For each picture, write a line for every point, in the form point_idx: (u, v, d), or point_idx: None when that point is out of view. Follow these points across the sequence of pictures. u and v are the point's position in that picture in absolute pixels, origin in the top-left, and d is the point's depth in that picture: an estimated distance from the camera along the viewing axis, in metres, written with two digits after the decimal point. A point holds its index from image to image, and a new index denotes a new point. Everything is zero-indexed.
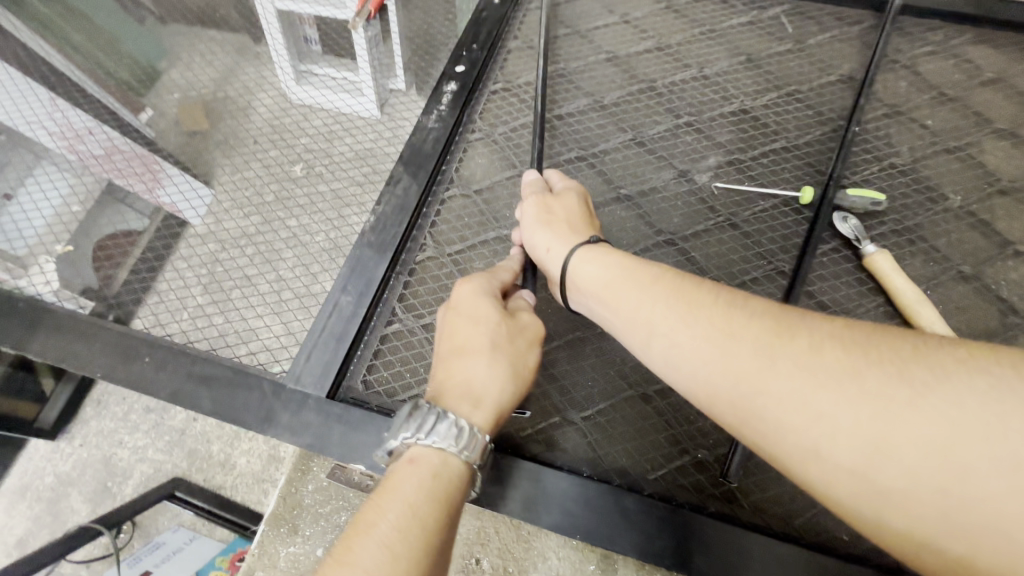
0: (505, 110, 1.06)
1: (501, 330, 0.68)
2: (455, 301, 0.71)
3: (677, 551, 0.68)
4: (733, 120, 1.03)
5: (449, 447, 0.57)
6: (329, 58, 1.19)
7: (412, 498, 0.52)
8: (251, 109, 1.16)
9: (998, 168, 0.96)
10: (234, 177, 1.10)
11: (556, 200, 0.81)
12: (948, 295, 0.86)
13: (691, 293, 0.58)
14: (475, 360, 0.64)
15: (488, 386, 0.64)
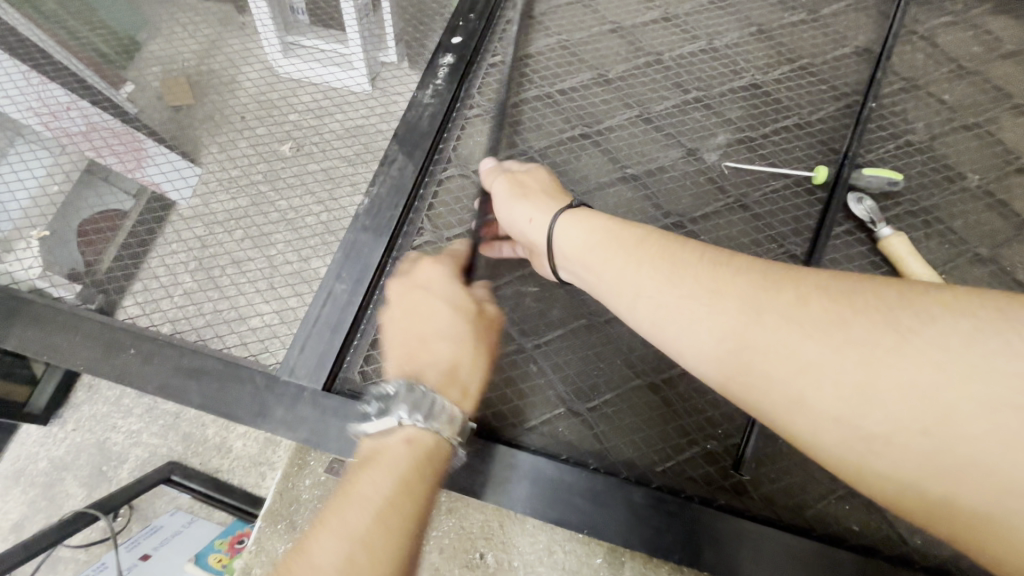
0: (505, 84, 1.00)
1: (477, 317, 0.72)
2: (426, 289, 0.73)
3: (687, 545, 0.66)
4: (744, 95, 0.98)
5: (441, 431, 0.59)
6: (317, 28, 1.12)
7: (404, 475, 0.55)
8: (240, 80, 1.11)
9: (1017, 146, 0.92)
10: (221, 157, 1.05)
11: (524, 174, 0.78)
12: (964, 279, 0.83)
13: (678, 253, 0.58)
14: (456, 346, 0.68)
15: (470, 369, 0.68)
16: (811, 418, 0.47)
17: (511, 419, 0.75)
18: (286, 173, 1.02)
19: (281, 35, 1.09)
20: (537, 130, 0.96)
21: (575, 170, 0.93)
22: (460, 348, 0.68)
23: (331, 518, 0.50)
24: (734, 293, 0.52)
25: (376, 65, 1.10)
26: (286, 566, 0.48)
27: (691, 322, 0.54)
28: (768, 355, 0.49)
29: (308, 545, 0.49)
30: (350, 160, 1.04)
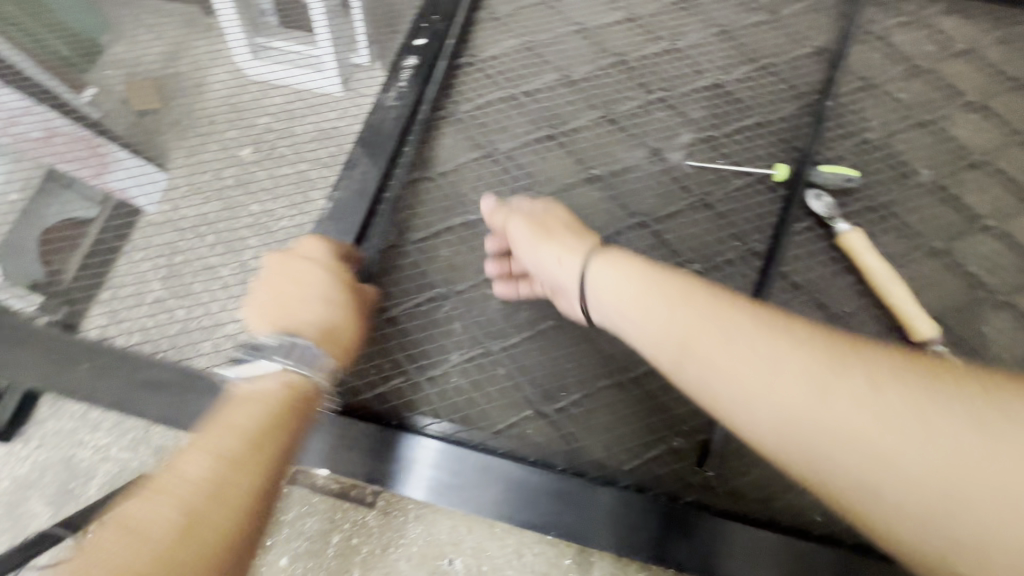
0: (470, 87, 1.00)
1: (353, 284, 0.71)
2: (296, 254, 0.70)
3: (653, 542, 0.67)
4: (707, 94, 0.99)
5: (320, 375, 0.61)
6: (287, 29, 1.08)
7: (277, 409, 0.57)
8: (207, 86, 1.08)
9: (968, 141, 0.94)
10: (190, 159, 1.02)
11: (544, 212, 0.74)
12: (919, 272, 0.85)
13: (728, 310, 0.54)
14: (328, 308, 0.66)
15: (343, 330, 0.66)
16: (871, 498, 0.45)
17: (477, 423, 0.74)
18: (252, 178, 1.01)
19: (251, 37, 1.07)
20: (503, 131, 0.96)
21: (542, 172, 0.93)
22: (332, 309, 0.66)
23: (199, 441, 0.52)
24: (796, 366, 0.49)
25: (348, 67, 1.08)
26: (156, 483, 0.50)
27: (747, 393, 0.50)
28: (829, 429, 0.47)
29: (175, 466, 0.51)
30: (319, 163, 1.02)
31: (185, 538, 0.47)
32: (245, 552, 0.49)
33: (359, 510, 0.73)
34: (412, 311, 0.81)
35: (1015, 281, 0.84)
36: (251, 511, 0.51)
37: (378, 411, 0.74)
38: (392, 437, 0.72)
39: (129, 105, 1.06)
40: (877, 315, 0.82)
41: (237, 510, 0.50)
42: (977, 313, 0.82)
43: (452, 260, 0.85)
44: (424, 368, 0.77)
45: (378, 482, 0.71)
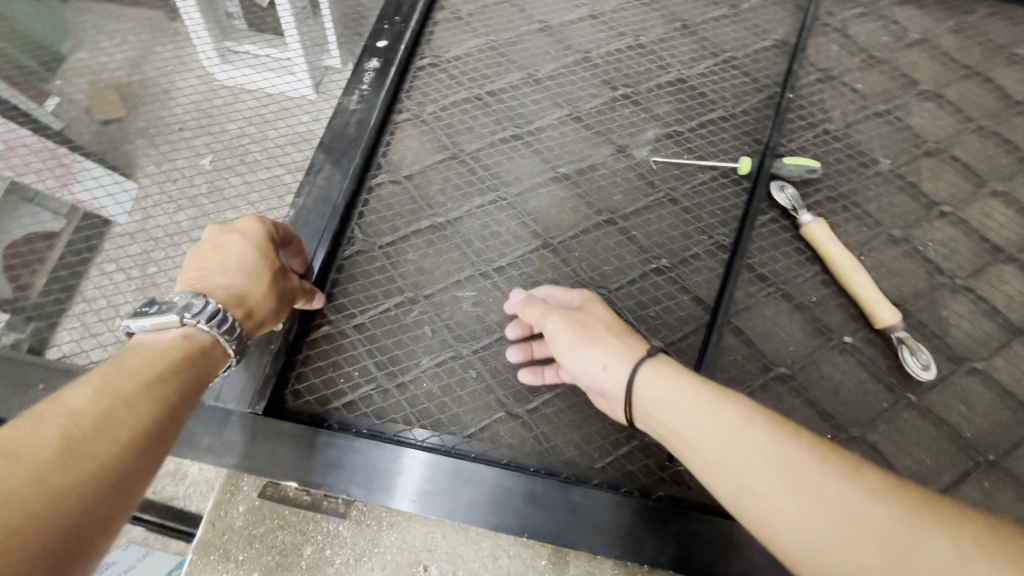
0: (434, 87, 0.99)
1: (278, 261, 0.68)
2: (228, 223, 0.68)
3: (626, 539, 0.67)
4: (670, 90, 1.00)
5: (222, 335, 0.58)
6: (257, 33, 1.07)
7: (175, 358, 0.54)
8: (175, 94, 1.05)
9: (925, 130, 0.96)
10: (162, 166, 1.00)
11: (582, 308, 0.63)
12: (880, 260, 0.87)
13: (780, 429, 0.48)
14: (242, 278, 0.64)
15: (253, 303, 0.64)
16: None
17: (449, 427, 0.74)
18: (217, 187, 0.99)
19: (218, 42, 1.06)
20: (468, 132, 0.95)
21: (508, 172, 0.92)
22: (248, 281, 0.64)
23: (93, 376, 0.49)
24: (869, 526, 0.43)
25: (320, 71, 1.06)
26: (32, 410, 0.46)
27: (816, 547, 0.44)
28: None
29: (59, 397, 0.47)
30: (285, 168, 1.00)
31: (62, 462, 0.43)
32: (126, 489, 0.46)
33: (332, 521, 0.72)
34: (380, 317, 0.80)
35: (971, 266, 0.86)
36: (138, 449, 0.47)
37: (349, 420, 0.74)
38: (362, 445, 0.71)
39: (83, 114, 1.03)
40: (842, 303, 0.83)
41: (121, 444, 0.46)
42: (937, 298, 0.84)
43: (420, 264, 0.85)
44: (394, 374, 0.77)
45: (348, 492, 0.69)
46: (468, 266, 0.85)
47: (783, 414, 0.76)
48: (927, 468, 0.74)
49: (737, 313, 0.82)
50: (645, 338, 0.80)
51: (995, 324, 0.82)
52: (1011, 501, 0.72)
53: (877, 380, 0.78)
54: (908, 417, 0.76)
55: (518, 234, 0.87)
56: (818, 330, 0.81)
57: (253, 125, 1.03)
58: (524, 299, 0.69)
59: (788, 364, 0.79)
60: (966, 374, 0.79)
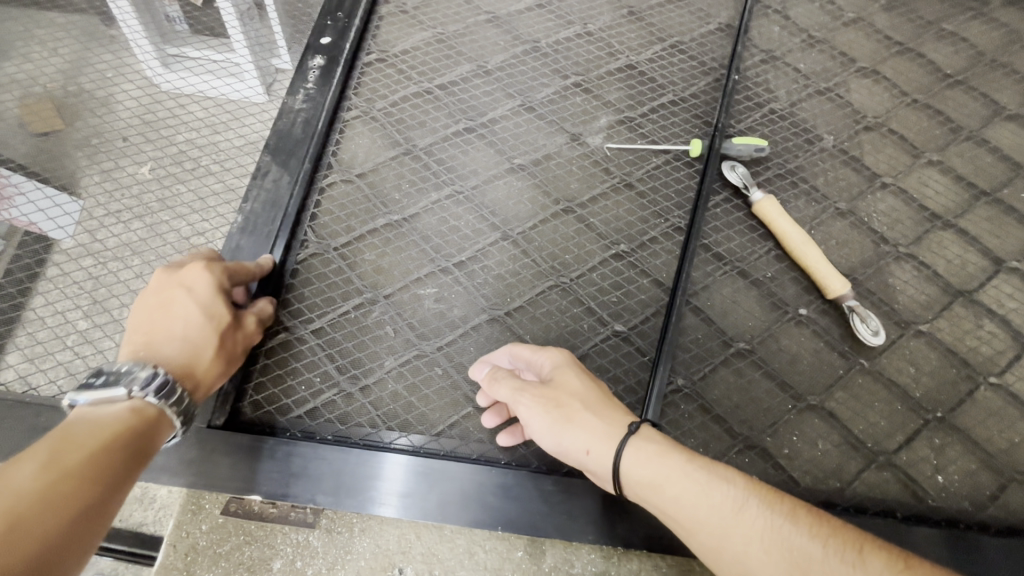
0: (383, 83, 0.97)
1: (229, 320, 0.67)
2: (175, 278, 0.66)
3: (599, 524, 0.67)
4: (621, 76, 1.00)
5: (168, 407, 0.58)
6: (198, 35, 1.05)
7: (120, 431, 0.53)
8: (113, 106, 1.00)
9: (864, 105, 1.00)
10: (104, 182, 0.95)
11: (554, 382, 0.61)
12: (829, 232, 0.90)
13: (772, 509, 0.53)
14: (191, 342, 0.63)
15: (203, 368, 0.63)
16: None
17: (416, 427, 0.73)
18: (159, 196, 0.94)
19: (159, 47, 1.03)
20: (419, 126, 0.94)
21: (463, 165, 0.91)
22: (196, 345, 0.63)
23: (33, 453, 0.48)
24: None
25: (269, 71, 1.03)
26: None
27: None
28: None
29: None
30: (234, 175, 0.97)
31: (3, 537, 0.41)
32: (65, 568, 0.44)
33: (301, 531, 0.70)
34: (338, 320, 0.79)
35: (913, 234, 0.90)
36: (81, 526, 0.46)
37: (312, 428, 0.72)
38: (327, 452, 0.69)
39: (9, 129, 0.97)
40: (795, 276, 0.85)
41: (63, 520, 0.45)
42: (883, 266, 0.87)
43: (378, 263, 0.83)
44: (356, 378, 0.75)
45: (315, 501, 0.68)
46: (428, 263, 0.83)
47: (744, 388, 0.78)
48: (881, 429, 0.77)
49: (696, 292, 0.84)
50: (608, 323, 0.81)
51: (938, 287, 0.86)
52: (958, 455, 0.76)
53: (831, 349, 0.81)
54: (862, 382, 0.79)
55: (476, 228, 0.86)
56: (774, 305, 0.83)
57: (195, 130, 0.99)
58: (490, 372, 0.64)
59: (747, 338, 0.81)
60: (913, 337, 0.82)
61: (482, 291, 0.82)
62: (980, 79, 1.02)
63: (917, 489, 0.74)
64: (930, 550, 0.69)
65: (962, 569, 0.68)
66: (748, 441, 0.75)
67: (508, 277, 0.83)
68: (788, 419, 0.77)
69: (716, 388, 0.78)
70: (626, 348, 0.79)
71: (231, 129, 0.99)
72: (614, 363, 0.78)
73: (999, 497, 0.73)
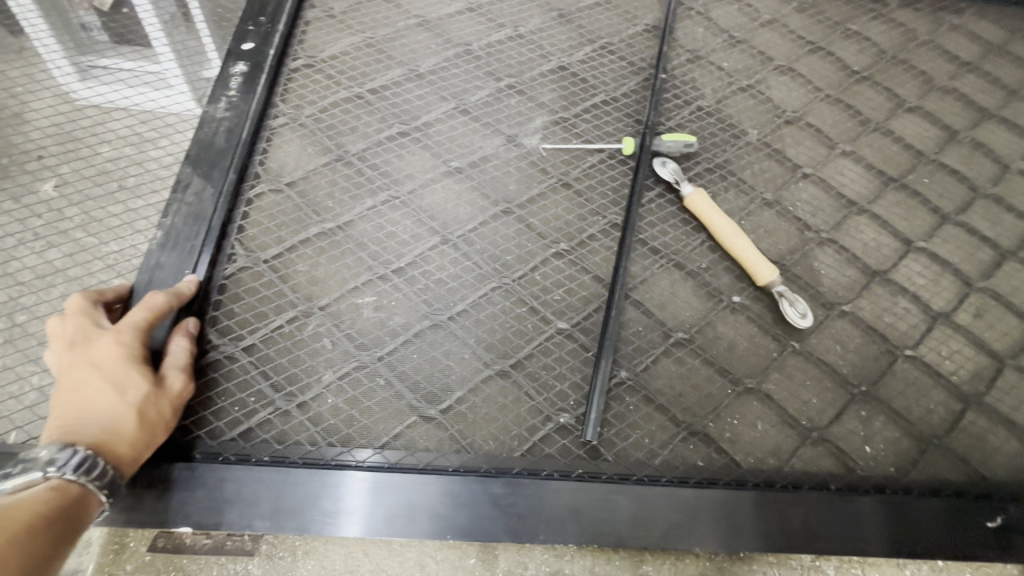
0: (311, 88, 0.94)
1: (148, 388, 0.63)
2: (85, 354, 0.62)
3: (549, 522, 0.67)
4: (553, 77, 1.01)
5: (90, 482, 0.56)
6: (122, 45, 0.98)
7: (48, 512, 0.51)
8: (24, 118, 0.93)
9: (784, 101, 1.05)
10: (18, 200, 0.88)
11: None
12: (757, 222, 0.94)
13: None
14: (106, 420, 0.59)
15: (125, 444, 0.60)
16: None
17: (360, 442, 0.71)
18: (82, 216, 0.88)
19: (74, 58, 0.96)
20: (351, 132, 0.91)
21: (399, 170, 0.90)
22: (113, 421, 0.60)
23: None
24: None
25: (200, 83, 0.97)
26: None
27: None
28: None
29: None
30: (156, 190, 0.90)
31: None
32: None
33: (239, 560, 0.67)
34: (271, 335, 0.75)
35: (833, 220, 0.95)
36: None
37: (247, 450, 0.69)
38: (263, 474, 0.66)
39: None
40: (728, 266, 0.88)
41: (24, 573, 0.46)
42: (807, 252, 0.92)
43: (312, 274, 0.80)
44: (293, 395, 0.72)
45: (252, 526, 0.64)
46: (366, 270, 0.81)
47: (686, 376, 0.80)
48: (812, 407, 0.81)
49: (635, 287, 0.85)
50: (551, 322, 0.81)
51: (857, 269, 0.92)
52: (883, 425, 0.80)
53: (764, 333, 0.84)
54: (795, 363, 0.83)
55: (415, 232, 0.85)
56: (709, 294, 0.86)
57: (111, 146, 0.92)
58: None
59: (685, 329, 0.83)
60: (837, 317, 0.87)
61: (423, 297, 0.80)
62: (883, 75, 1.10)
63: (848, 460, 0.78)
64: (862, 518, 0.73)
65: (891, 532, 0.73)
66: (691, 428, 0.77)
67: (450, 281, 0.82)
68: (728, 404, 0.79)
69: (659, 378, 0.79)
70: (571, 345, 0.79)
71: (154, 142, 0.93)
72: (558, 361, 0.78)
73: (919, 461, 0.79)
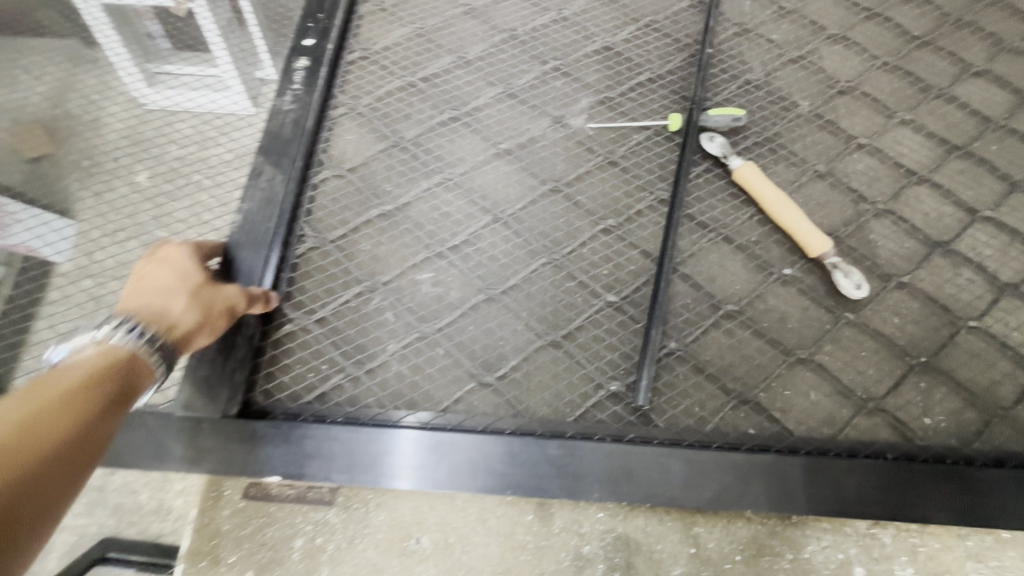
0: (368, 79, 1.00)
1: (205, 284, 0.70)
2: (156, 252, 0.71)
3: (603, 481, 0.71)
4: (598, 58, 1.03)
5: (141, 346, 0.61)
6: (184, 52, 1.06)
7: (100, 374, 0.56)
8: (103, 122, 1.02)
9: (837, 71, 1.03)
10: (109, 197, 0.98)
11: None
12: (808, 195, 0.93)
13: None
14: (163, 297, 0.66)
15: (177, 321, 0.66)
16: None
17: (424, 405, 0.77)
18: (153, 213, 0.97)
19: (141, 63, 1.04)
20: (405, 119, 0.96)
21: (451, 153, 0.94)
22: (170, 297, 0.66)
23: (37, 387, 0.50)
24: None
25: (254, 84, 1.04)
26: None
27: None
28: None
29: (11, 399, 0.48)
30: (219, 187, 0.99)
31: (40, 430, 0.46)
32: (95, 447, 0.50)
33: (320, 510, 0.73)
34: (340, 309, 0.82)
35: (891, 190, 0.93)
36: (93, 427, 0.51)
37: (323, 411, 0.75)
38: (339, 432, 0.72)
39: (31, 155, 1.01)
40: (779, 238, 0.88)
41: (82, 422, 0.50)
42: (863, 223, 0.90)
43: (374, 252, 0.86)
44: (362, 362, 0.78)
45: (331, 479, 0.71)
46: (423, 249, 0.86)
47: (736, 347, 0.81)
48: (869, 377, 0.80)
49: (684, 260, 0.86)
50: (601, 295, 0.83)
51: (917, 239, 0.89)
52: (944, 396, 0.79)
53: (818, 304, 0.84)
54: (849, 334, 0.82)
55: (467, 212, 0.89)
56: (759, 267, 0.86)
57: (178, 146, 1.00)
58: None
59: (735, 301, 0.84)
60: (895, 288, 0.86)
61: (477, 273, 0.85)
62: (947, 39, 1.05)
63: (906, 430, 0.77)
64: (923, 487, 0.72)
65: (954, 503, 0.72)
66: (742, 397, 0.78)
67: (502, 258, 0.86)
68: (780, 373, 0.80)
69: (709, 348, 0.81)
70: (620, 317, 0.82)
71: (217, 142, 1.01)
72: (608, 332, 0.81)
73: (983, 432, 0.77)
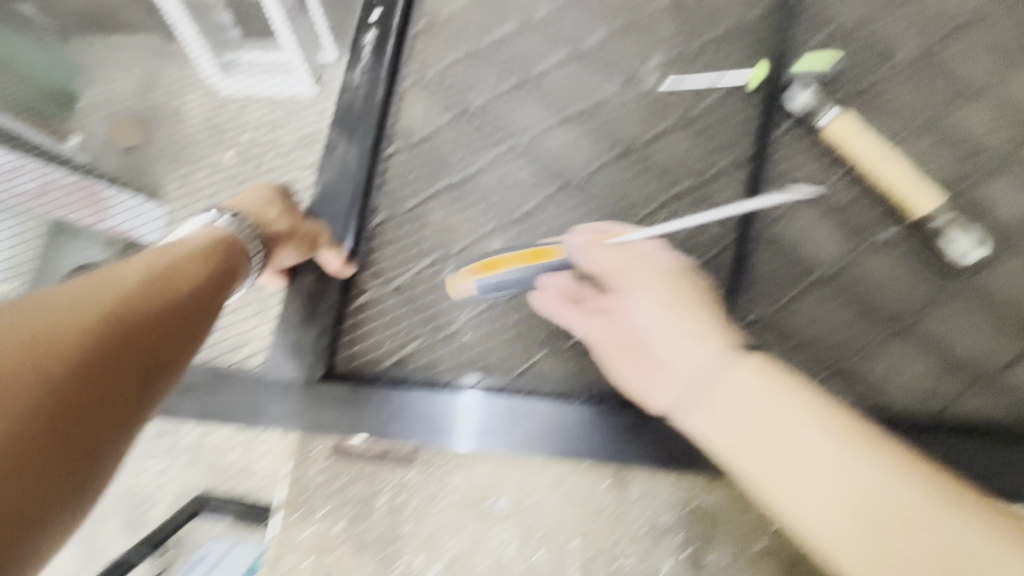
0: (433, 49, 0.98)
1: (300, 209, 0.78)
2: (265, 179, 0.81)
3: (671, 450, 0.73)
4: (672, 11, 0.96)
5: (244, 230, 0.69)
6: (252, 37, 1.08)
7: (212, 254, 0.62)
8: (183, 111, 1.07)
9: (952, 8, 0.90)
10: (194, 177, 1.04)
11: None
12: (912, 150, 0.84)
13: None
14: (267, 200, 0.74)
15: (274, 224, 0.73)
16: None
17: (498, 371, 0.78)
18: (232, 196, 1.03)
19: (217, 53, 1.06)
20: (473, 87, 0.95)
21: (518, 120, 0.92)
22: (272, 203, 0.74)
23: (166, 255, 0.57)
24: None
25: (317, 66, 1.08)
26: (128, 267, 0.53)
27: None
28: None
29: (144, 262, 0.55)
30: (288, 169, 1.03)
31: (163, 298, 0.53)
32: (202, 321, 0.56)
33: (401, 469, 0.76)
34: (415, 278, 0.83)
35: (1010, 142, 0.83)
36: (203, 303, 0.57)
37: (404, 375, 0.79)
38: (420, 398, 0.78)
39: (123, 142, 1.06)
40: (876, 199, 0.81)
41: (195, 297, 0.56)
42: (974, 180, 0.81)
43: (445, 223, 0.87)
44: (439, 329, 0.80)
45: (412, 440, 0.77)
46: (494, 218, 0.86)
47: (826, 316, 0.76)
48: (976, 347, 0.74)
49: (769, 225, 0.81)
50: None
51: None
52: None
53: (922, 269, 0.77)
54: (954, 302, 0.76)
55: (536, 180, 0.88)
56: (854, 231, 0.79)
57: (251, 132, 1.05)
58: None
59: (826, 267, 0.78)
60: (1012, 252, 0.77)
61: (547, 240, 0.84)
62: None
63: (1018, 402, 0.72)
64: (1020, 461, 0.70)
65: None
66: (832, 368, 0.74)
67: (571, 226, 0.85)
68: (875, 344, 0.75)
69: (795, 316, 0.76)
70: None
71: (287, 124, 1.05)
72: None
73: None
